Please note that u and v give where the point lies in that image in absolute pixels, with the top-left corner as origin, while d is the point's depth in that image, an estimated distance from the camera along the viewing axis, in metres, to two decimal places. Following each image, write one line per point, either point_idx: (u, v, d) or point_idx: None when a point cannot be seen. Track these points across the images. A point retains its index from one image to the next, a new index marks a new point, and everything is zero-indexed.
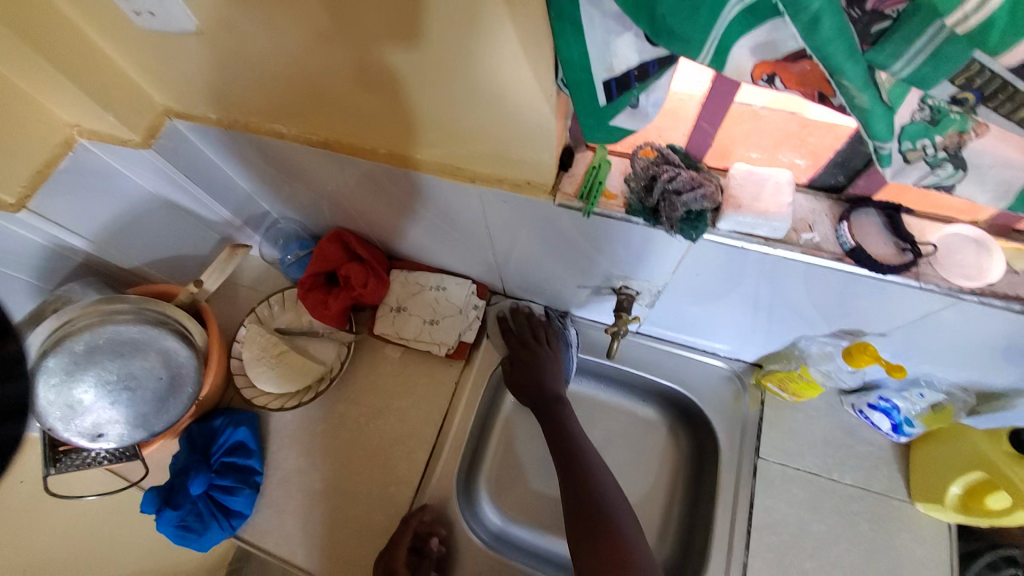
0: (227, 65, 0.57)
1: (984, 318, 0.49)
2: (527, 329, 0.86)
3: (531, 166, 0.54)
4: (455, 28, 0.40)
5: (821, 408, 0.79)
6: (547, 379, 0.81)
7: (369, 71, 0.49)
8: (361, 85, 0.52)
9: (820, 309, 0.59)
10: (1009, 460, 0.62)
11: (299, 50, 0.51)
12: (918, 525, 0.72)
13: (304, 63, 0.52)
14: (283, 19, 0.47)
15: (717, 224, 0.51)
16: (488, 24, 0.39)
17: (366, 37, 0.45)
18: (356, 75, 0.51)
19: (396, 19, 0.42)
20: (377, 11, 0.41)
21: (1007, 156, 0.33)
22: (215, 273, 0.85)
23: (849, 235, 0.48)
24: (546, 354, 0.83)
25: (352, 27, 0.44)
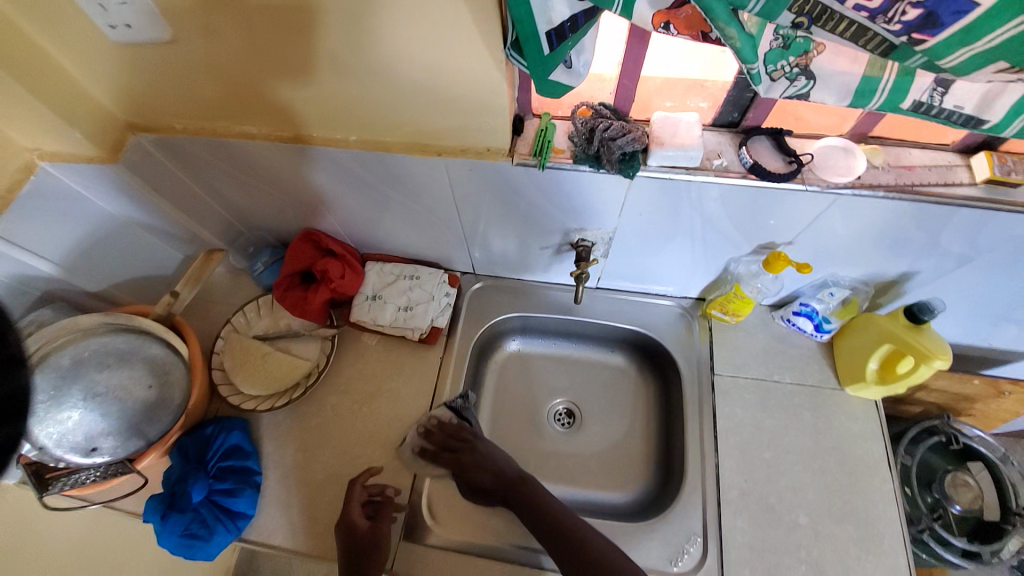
0: (193, 70, 0.63)
1: (860, 207, 0.63)
2: (449, 440, 0.83)
3: (486, 133, 0.64)
4: (334, 62, 0.58)
5: (758, 324, 0.93)
6: (504, 466, 0.80)
7: (264, 102, 0.67)
8: (262, 114, 0.69)
9: (740, 228, 0.72)
10: (908, 331, 0.74)
11: (206, 92, 0.67)
12: (851, 405, 0.85)
13: (211, 101, 0.68)
14: (199, 69, 0.63)
15: (648, 162, 0.62)
16: (349, 62, 0.58)
17: (260, 77, 0.63)
18: (253, 105, 0.67)
19: (283, 63, 0.60)
20: (262, 56, 0.59)
21: (843, 66, 0.46)
22: (188, 284, 0.87)
23: (748, 155, 0.61)
24: (488, 447, 0.82)
25: (247, 69, 0.62)
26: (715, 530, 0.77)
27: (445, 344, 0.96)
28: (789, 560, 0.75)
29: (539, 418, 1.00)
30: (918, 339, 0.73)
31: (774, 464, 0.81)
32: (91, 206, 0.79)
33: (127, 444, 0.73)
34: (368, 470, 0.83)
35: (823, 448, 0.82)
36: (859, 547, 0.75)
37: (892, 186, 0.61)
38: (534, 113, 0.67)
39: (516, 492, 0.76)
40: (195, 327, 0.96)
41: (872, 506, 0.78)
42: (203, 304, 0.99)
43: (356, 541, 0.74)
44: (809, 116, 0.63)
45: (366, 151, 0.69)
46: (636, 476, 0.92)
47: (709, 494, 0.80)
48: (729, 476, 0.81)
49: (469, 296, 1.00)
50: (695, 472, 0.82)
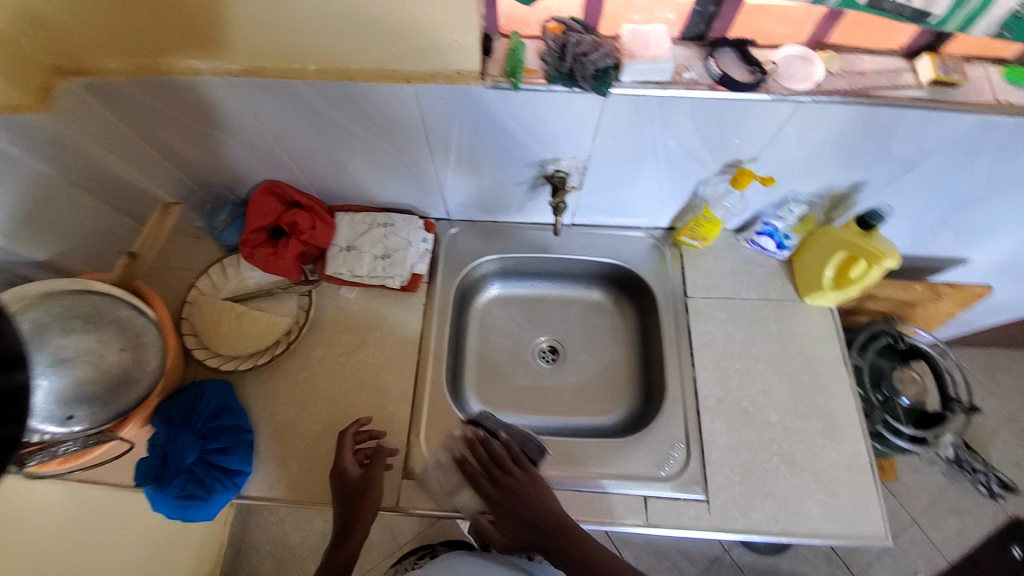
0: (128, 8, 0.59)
1: (819, 116, 0.67)
2: (489, 467, 0.77)
3: (457, 54, 0.62)
4: (244, 36, 0.62)
5: (725, 248, 0.97)
6: (538, 513, 0.73)
7: (182, 85, 0.69)
8: (182, 99, 0.71)
9: (707, 147, 0.74)
10: (862, 239, 0.81)
11: (123, 82, 0.68)
12: (811, 313, 0.92)
13: (130, 94, 0.70)
14: (112, 52, 0.65)
15: (621, 79, 0.63)
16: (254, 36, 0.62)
17: (170, 51, 0.64)
18: (172, 91, 0.70)
19: (194, 39, 0.63)
20: (169, 31, 0.62)
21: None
22: (145, 238, 0.92)
23: (715, 66, 0.63)
24: (528, 487, 0.75)
25: (157, 46, 0.64)
26: (695, 436, 0.84)
27: (427, 291, 0.96)
28: (763, 454, 0.82)
29: (524, 356, 1.02)
30: (872, 244, 0.79)
31: (746, 372, 0.88)
32: (31, 168, 0.72)
33: (104, 410, 0.72)
34: (358, 420, 0.82)
35: (788, 354, 0.89)
36: (824, 437, 0.84)
37: (848, 90, 0.65)
38: (502, 33, 0.66)
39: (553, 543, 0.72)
40: (160, 292, 0.91)
41: (833, 401, 0.86)
42: (164, 269, 0.94)
43: (348, 486, 0.76)
44: (769, 26, 0.65)
45: (329, 82, 0.67)
46: (619, 401, 0.97)
47: (688, 404, 0.86)
48: (706, 386, 0.87)
49: (445, 242, 1.00)
50: (676, 388, 0.87)
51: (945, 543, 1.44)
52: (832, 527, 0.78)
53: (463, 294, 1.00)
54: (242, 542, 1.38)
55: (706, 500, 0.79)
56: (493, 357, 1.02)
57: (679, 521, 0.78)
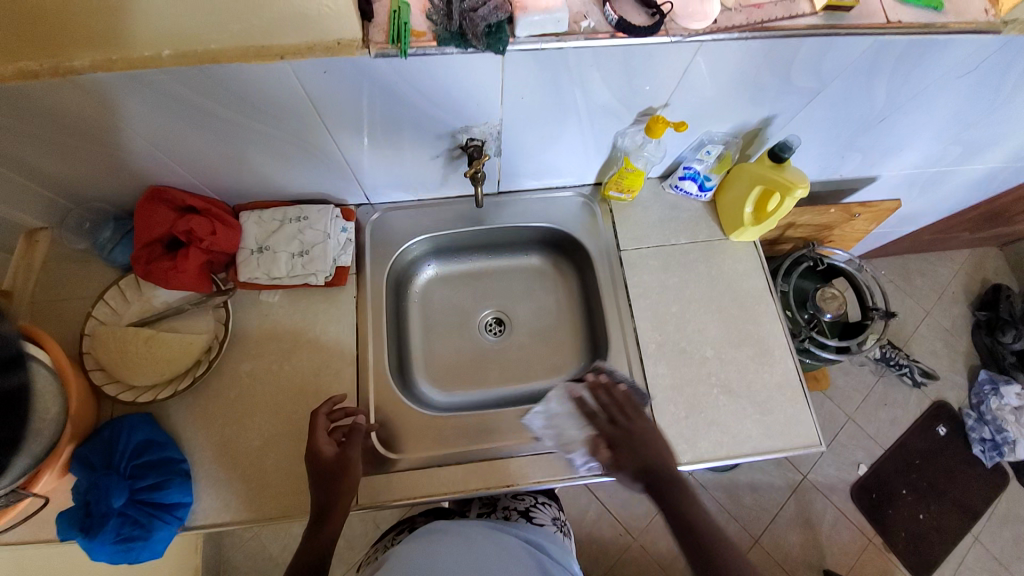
0: None
1: (721, 55, 0.66)
2: (612, 410, 0.79)
3: (331, 20, 0.54)
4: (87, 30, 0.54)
5: (653, 197, 0.98)
6: (655, 460, 0.73)
7: (11, 96, 0.58)
8: (20, 112, 0.61)
9: (618, 97, 0.72)
10: (774, 171, 0.83)
11: None
12: (737, 250, 0.96)
13: None
14: None
15: (517, 33, 0.58)
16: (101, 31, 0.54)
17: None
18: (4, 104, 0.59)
19: (28, 37, 0.54)
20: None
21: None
22: (18, 275, 0.82)
23: (612, 11, 0.60)
24: (642, 427, 0.76)
25: None
26: (641, 383, 0.87)
27: (357, 283, 0.91)
28: (704, 388, 0.87)
29: (471, 331, 1.01)
30: (783, 176, 0.82)
31: (682, 314, 0.91)
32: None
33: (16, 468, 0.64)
34: (331, 399, 0.79)
35: (719, 292, 0.93)
36: (757, 362, 0.89)
37: (746, 25, 0.64)
38: None
39: (660, 488, 0.72)
40: (49, 329, 0.81)
41: (762, 328, 0.91)
42: (49, 303, 0.83)
43: (323, 467, 0.72)
44: None
45: (188, 67, 0.57)
46: (568, 361, 0.99)
47: (631, 354, 0.88)
48: (646, 334, 0.89)
49: (369, 228, 0.94)
50: (619, 340, 0.90)
51: (875, 432, 1.62)
52: (770, 442, 0.84)
53: (399, 279, 0.98)
54: (218, 564, 1.34)
55: None
56: (441, 336, 1.00)
57: None
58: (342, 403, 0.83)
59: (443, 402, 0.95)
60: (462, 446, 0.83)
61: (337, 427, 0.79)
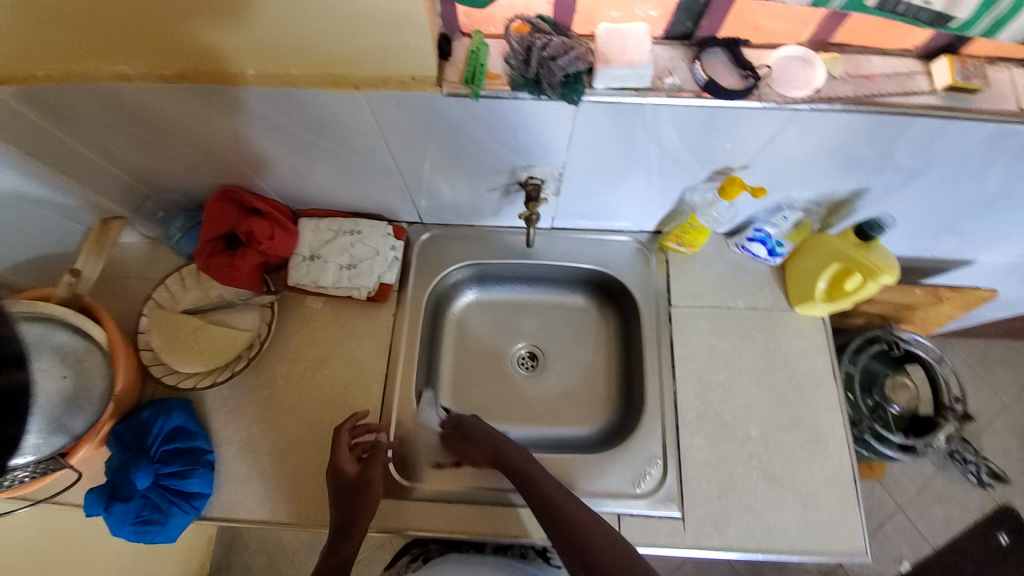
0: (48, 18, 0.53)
1: (815, 126, 0.61)
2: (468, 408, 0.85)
3: (409, 56, 0.54)
4: (178, 44, 0.56)
5: (714, 253, 0.92)
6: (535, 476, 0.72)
7: (108, 94, 0.62)
8: (115, 109, 0.65)
9: (693, 153, 0.68)
10: (859, 249, 0.75)
11: (44, 92, 0.61)
12: (799, 324, 0.88)
13: (57, 105, 0.64)
14: (28, 57, 0.58)
15: (595, 85, 0.56)
16: (191, 46, 0.56)
17: (95, 57, 0.58)
18: (101, 102, 0.63)
19: (121, 44, 0.56)
20: (98, 41, 0.56)
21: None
22: (88, 260, 0.80)
23: (701, 70, 0.56)
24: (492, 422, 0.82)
25: (78, 53, 0.57)
26: (674, 452, 0.81)
27: (398, 301, 0.91)
28: (741, 469, 0.80)
29: (504, 364, 0.99)
30: (869, 257, 0.74)
31: (728, 384, 0.84)
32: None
33: (52, 441, 0.67)
34: (354, 415, 0.80)
35: (773, 367, 0.86)
36: (805, 451, 0.81)
37: (850, 98, 0.58)
38: (463, 33, 0.58)
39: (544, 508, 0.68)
40: (114, 305, 0.86)
41: (817, 413, 0.83)
42: (118, 281, 0.88)
43: (347, 484, 0.73)
44: (769, 25, 0.57)
45: (269, 87, 0.59)
46: (599, 411, 0.94)
47: (668, 419, 0.82)
48: (686, 399, 0.83)
49: (418, 247, 0.94)
50: (655, 400, 0.84)
51: (926, 528, 1.45)
52: (810, 542, 0.76)
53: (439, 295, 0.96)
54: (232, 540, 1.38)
55: (681, 517, 0.77)
56: (471, 364, 0.98)
57: (654, 538, 0.76)
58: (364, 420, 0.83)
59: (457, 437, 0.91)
60: (477, 486, 0.80)
61: (358, 442, 0.80)
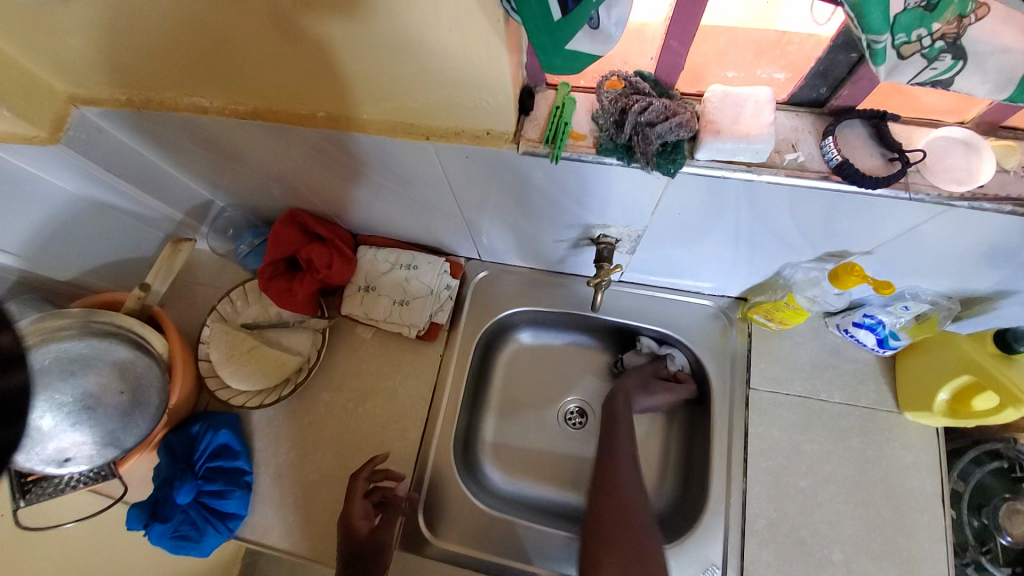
0: (136, 51, 0.53)
1: (971, 222, 0.49)
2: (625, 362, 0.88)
3: (485, 112, 0.49)
4: (253, 82, 0.54)
5: (807, 332, 0.79)
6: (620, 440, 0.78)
7: (186, 121, 0.62)
8: (193, 134, 0.65)
9: (802, 232, 0.57)
10: (996, 363, 0.62)
11: (129, 114, 0.62)
12: (906, 433, 0.73)
13: (141, 126, 0.65)
14: (117, 83, 0.59)
15: (697, 155, 0.48)
16: (264, 83, 0.54)
17: (175, 87, 0.58)
18: (182, 127, 0.64)
19: (201, 78, 0.55)
20: (179, 74, 0.56)
21: (1009, 38, 0.30)
22: (160, 274, 0.80)
23: (836, 150, 0.46)
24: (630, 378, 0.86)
25: (160, 83, 0.58)
26: (736, 564, 0.70)
27: (447, 340, 0.87)
28: None
29: (550, 419, 0.91)
30: (1009, 376, 0.60)
31: (811, 494, 0.72)
32: (60, 191, 0.72)
33: (105, 453, 0.70)
34: (371, 460, 0.76)
35: (869, 480, 0.72)
36: None
37: None
38: (548, 83, 0.52)
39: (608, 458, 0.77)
40: (182, 313, 0.90)
41: (920, 548, 0.69)
42: (188, 289, 0.91)
43: (358, 544, 0.71)
44: (923, 94, 0.47)
45: (338, 130, 0.56)
46: (650, 490, 0.84)
47: (731, 522, 0.72)
48: (756, 503, 0.72)
49: (474, 285, 0.90)
50: (718, 495, 0.73)
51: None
52: None
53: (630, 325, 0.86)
54: None
55: None
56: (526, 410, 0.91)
57: None
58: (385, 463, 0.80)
59: (559, 416, 0.91)
60: (506, 557, 0.75)
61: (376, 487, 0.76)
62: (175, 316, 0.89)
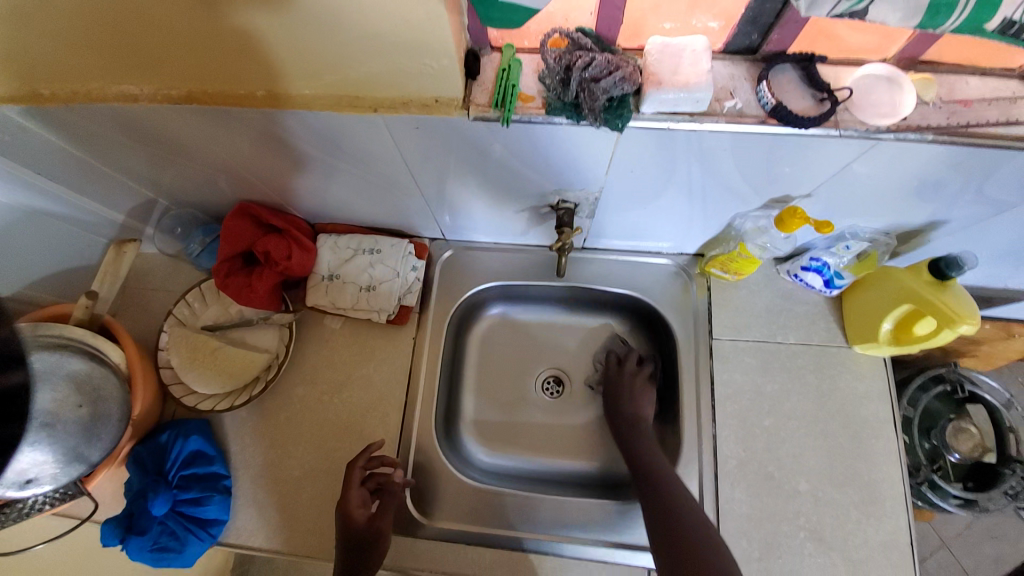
0: (51, 35, 0.49)
1: (896, 157, 0.53)
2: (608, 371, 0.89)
3: (432, 79, 0.49)
4: (186, 64, 0.52)
5: (762, 281, 0.84)
6: (625, 404, 0.82)
7: (117, 113, 0.58)
8: (125, 127, 0.62)
9: (748, 180, 0.60)
10: (934, 290, 0.66)
11: (50, 109, 0.58)
12: (856, 364, 0.79)
13: (66, 121, 0.61)
14: (36, 73, 0.55)
15: (642, 108, 0.49)
16: (196, 63, 0.51)
17: (100, 76, 0.54)
18: (113, 120, 0.60)
19: (128, 64, 0.52)
20: (103, 62, 0.52)
21: None
22: (105, 283, 0.81)
23: (770, 93, 0.49)
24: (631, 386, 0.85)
25: (84, 71, 0.54)
26: (712, 504, 0.74)
27: (418, 322, 0.87)
28: (787, 527, 0.72)
29: (527, 390, 0.92)
30: (942, 298, 0.65)
31: (775, 431, 0.77)
32: None
33: (70, 469, 0.67)
34: (368, 448, 0.75)
35: (827, 411, 0.77)
36: (859, 510, 0.73)
37: (943, 127, 0.49)
38: (494, 47, 0.53)
39: (625, 426, 0.79)
40: (136, 320, 0.86)
41: (876, 469, 0.75)
42: (139, 296, 0.87)
43: (356, 535, 0.70)
44: (845, 35, 0.49)
45: (282, 110, 0.54)
46: None
47: (706, 465, 0.76)
48: (727, 445, 0.76)
49: (440, 265, 0.89)
50: (692, 442, 0.77)
51: (974, 567, 1.18)
52: None
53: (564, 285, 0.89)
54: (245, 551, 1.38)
55: None
56: (525, 400, 0.91)
57: None
58: (381, 452, 0.79)
59: (541, 399, 0.91)
60: (496, 527, 0.76)
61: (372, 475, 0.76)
62: (129, 324, 0.85)
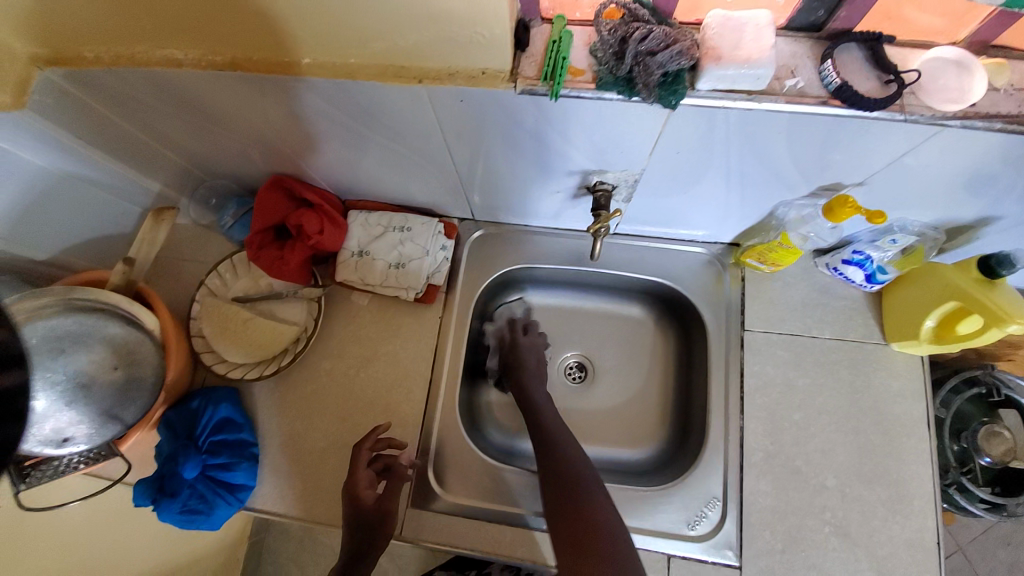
0: None
1: (962, 145, 0.50)
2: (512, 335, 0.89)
3: (481, 49, 0.48)
4: (230, 28, 0.51)
5: (798, 274, 0.82)
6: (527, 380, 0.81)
7: (159, 78, 0.58)
8: (166, 94, 0.61)
9: (798, 165, 0.58)
10: (981, 287, 0.63)
11: (93, 72, 0.58)
12: (892, 362, 0.77)
13: (108, 86, 0.61)
14: (79, 34, 0.54)
15: (698, 85, 0.47)
16: (239, 27, 0.50)
17: (144, 38, 0.54)
18: (154, 86, 0.60)
19: (173, 26, 0.52)
20: (147, 23, 0.52)
21: None
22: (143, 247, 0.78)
23: (835, 73, 0.46)
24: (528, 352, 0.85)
25: (128, 33, 0.54)
26: (736, 495, 0.73)
27: (444, 302, 0.86)
28: (812, 523, 0.71)
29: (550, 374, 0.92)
30: (993, 298, 0.62)
31: (804, 426, 0.75)
32: (27, 163, 0.68)
33: (104, 430, 0.68)
34: (374, 430, 0.76)
35: (859, 409, 0.76)
36: (887, 509, 0.72)
37: (1016, 115, 0.47)
38: (545, 18, 0.51)
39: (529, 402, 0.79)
40: (170, 288, 0.87)
41: (907, 468, 0.73)
42: (172, 265, 0.88)
43: (362, 515, 0.71)
44: (918, 14, 0.47)
45: (322, 78, 0.54)
46: (650, 436, 0.86)
47: (730, 456, 0.75)
48: (754, 438, 0.75)
49: (469, 245, 0.89)
50: (717, 432, 0.76)
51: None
52: None
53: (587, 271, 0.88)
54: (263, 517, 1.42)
55: (738, 567, 0.70)
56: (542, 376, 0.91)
57: None
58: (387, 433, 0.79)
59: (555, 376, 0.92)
60: (516, 507, 0.77)
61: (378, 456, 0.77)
62: (162, 292, 0.87)
